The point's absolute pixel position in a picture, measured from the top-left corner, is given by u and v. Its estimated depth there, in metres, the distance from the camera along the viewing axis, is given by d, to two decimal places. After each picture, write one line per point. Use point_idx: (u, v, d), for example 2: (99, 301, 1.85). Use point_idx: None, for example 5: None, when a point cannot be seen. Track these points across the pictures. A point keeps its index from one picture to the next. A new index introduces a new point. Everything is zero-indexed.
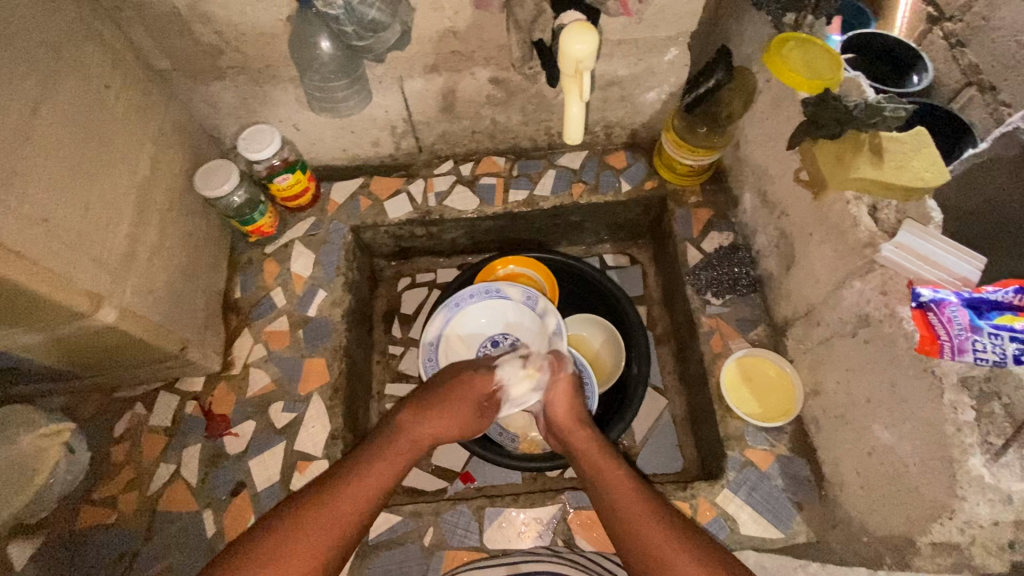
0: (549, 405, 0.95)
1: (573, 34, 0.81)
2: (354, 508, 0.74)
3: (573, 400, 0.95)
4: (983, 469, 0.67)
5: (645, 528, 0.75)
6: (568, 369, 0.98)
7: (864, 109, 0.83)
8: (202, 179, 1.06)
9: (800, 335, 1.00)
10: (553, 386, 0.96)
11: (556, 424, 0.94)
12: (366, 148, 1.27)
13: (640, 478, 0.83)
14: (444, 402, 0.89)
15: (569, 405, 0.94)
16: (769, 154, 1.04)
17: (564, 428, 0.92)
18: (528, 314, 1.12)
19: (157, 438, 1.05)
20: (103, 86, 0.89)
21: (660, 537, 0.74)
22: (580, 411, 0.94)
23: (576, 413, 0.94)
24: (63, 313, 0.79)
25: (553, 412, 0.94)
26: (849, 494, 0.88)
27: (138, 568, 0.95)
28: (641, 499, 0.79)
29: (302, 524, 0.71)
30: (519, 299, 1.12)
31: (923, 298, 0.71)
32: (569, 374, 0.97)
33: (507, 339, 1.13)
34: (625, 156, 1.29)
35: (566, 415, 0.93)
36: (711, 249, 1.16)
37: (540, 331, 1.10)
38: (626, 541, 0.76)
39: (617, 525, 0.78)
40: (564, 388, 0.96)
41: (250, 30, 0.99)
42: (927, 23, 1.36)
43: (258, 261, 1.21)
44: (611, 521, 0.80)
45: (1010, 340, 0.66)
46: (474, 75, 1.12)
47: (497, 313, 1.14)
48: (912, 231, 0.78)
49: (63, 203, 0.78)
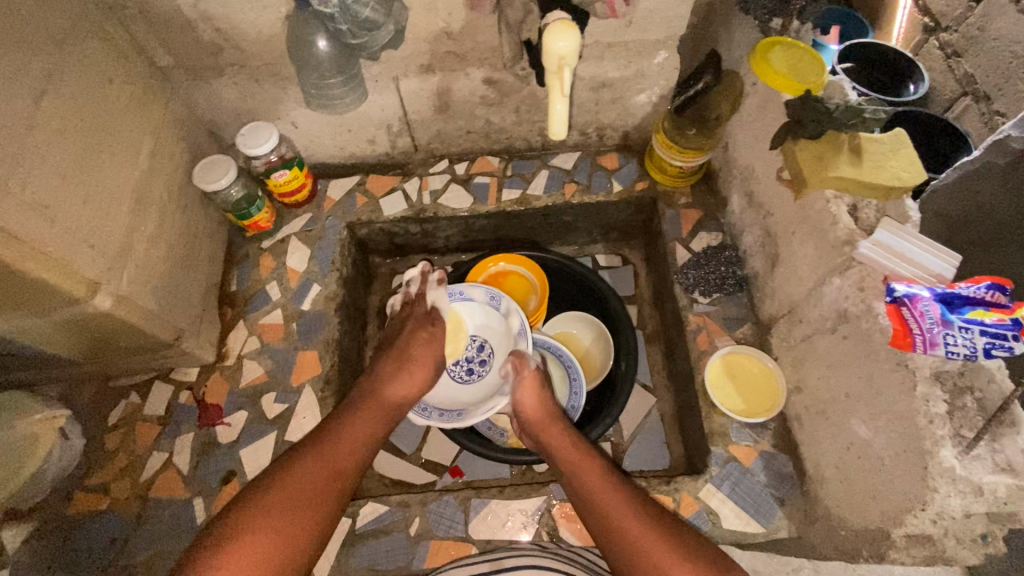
0: (518, 401, 0.98)
1: (555, 32, 0.83)
2: (351, 452, 0.84)
3: (542, 393, 0.99)
4: (954, 461, 0.68)
5: (615, 514, 0.79)
6: (532, 365, 1.01)
7: (844, 111, 0.86)
8: (201, 173, 1.08)
9: (783, 333, 1.01)
10: (520, 382, 0.99)
11: (529, 421, 0.98)
12: (363, 147, 1.29)
13: (612, 468, 0.87)
14: (411, 361, 0.98)
15: (540, 400, 0.98)
16: (756, 154, 1.06)
17: (537, 423, 0.96)
18: (493, 315, 1.13)
19: (151, 426, 1.07)
20: (106, 81, 0.92)
21: (627, 519, 0.78)
22: (551, 405, 0.98)
23: (548, 408, 0.98)
24: (61, 298, 0.81)
25: (524, 408, 0.98)
26: (828, 490, 0.89)
27: (129, 553, 0.97)
28: (612, 485, 0.83)
29: (304, 479, 0.78)
30: (484, 299, 1.13)
31: (896, 293, 0.73)
32: (535, 370, 1.00)
33: (476, 341, 1.14)
34: (617, 157, 1.32)
35: (538, 411, 0.97)
36: (699, 249, 1.18)
37: (506, 330, 1.11)
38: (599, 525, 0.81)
39: (589, 510, 0.83)
40: (531, 383, 0.99)
41: (250, 28, 1.02)
42: (924, 34, 1.37)
43: (255, 255, 1.24)
44: (583, 509, 0.84)
45: (980, 333, 0.67)
46: (468, 75, 1.14)
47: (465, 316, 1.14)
48: (890, 229, 0.79)
49: (62, 191, 0.80)
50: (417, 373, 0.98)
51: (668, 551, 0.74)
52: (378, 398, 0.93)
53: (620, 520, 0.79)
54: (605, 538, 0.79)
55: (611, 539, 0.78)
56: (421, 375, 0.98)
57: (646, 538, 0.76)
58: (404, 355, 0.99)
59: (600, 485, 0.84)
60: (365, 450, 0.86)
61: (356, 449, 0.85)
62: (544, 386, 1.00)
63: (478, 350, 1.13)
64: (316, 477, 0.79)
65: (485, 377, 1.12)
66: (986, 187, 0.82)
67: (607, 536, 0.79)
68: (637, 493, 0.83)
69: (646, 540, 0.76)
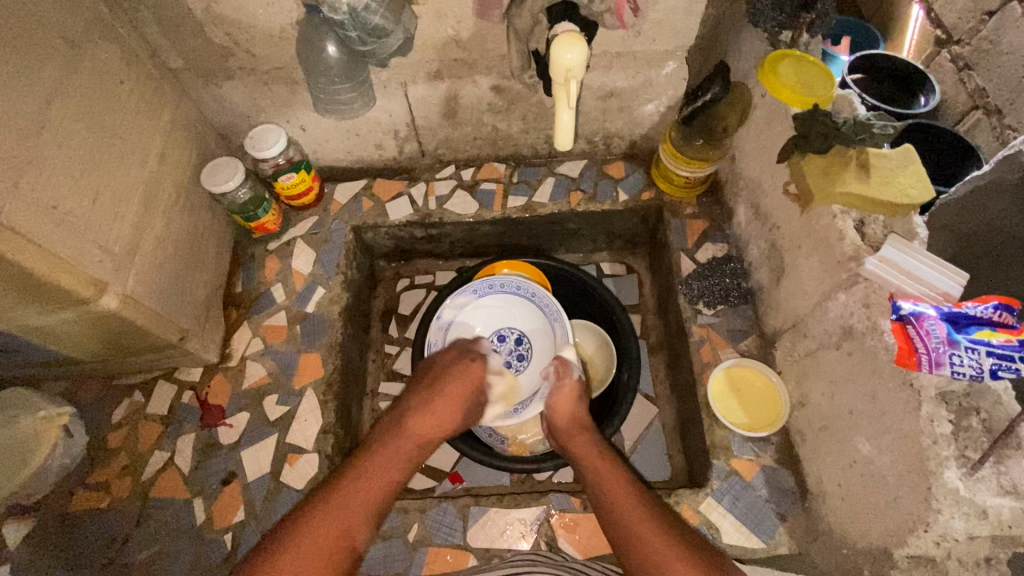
0: (552, 406, 1.01)
1: (563, 43, 0.84)
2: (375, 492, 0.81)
3: (577, 403, 1.00)
4: (958, 482, 0.67)
5: (632, 521, 0.79)
6: (575, 374, 1.03)
7: (852, 125, 0.86)
8: (208, 175, 1.09)
9: (787, 346, 1.01)
10: (558, 389, 1.01)
11: (559, 428, 0.99)
12: (370, 151, 1.30)
13: (637, 480, 0.87)
14: (438, 393, 0.96)
15: (573, 409, 1.00)
16: (763, 166, 1.06)
17: (566, 430, 0.98)
18: (536, 311, 1.20)
19: (153, 425, 1.07)
20: (118, 82, 0.93)
21: (648, 534, 0.77)
22: (581, 416, 0.99)
23: (580, 417, 0.99)
24: (67, 299, 0.82)
25: (557, 414, 1.00)
26: (830, 506, 0.88)
27: (127, 553, 0.97)
28: (634, 495, 0.83)
29: (318, 526, 0.76)
30: (524, 294, 1.20)
31: (902, 311, 0.73)
32: (575, 379, 1.02)
33: (515, 335, 1.20)
34: (624, 166, 1.31)
35: (569, 420, 0.98)
36: (704, 260, 1.17)
37: (545, 324, 1.19)
38: (619, 536, 0.80)
39: (610, 523, 0.82)
40: (570, 390, 1.01)
41: (261, 33, 1.03)
42: (935, 47, 1.35)
43: (261, 257, 1.24)
44: (603, 516, 0.84)
45: (986, 354, 0.66)
46: (476, 83, 1.15)
47: (501, 309, 1.21)
48: (896, 246, 0.79)
49: (72, 191, 0.81)
50: (448, 410, 0.96)
51: (683, 564, 0.74)
52: (405, 433, 0.90)
53: (637, 527, 0.78)
54: (621, 545, 0.79)
55: (627, 546, 0.78)
56: (447, 411, 0.96)
57: (662, 553, 0.75)
58: (435, 388, 0.97)
59: (622, 494, 0.84)
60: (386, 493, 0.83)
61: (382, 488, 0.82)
62: (581, 397, 1.02)
63: (516, 343, 1.19)
64: (335, 519, 0.77)
65: (523, 373, 1.17)
66: (998, 203, 0.79)
67: (624, 541, 0.79)
68: (659, 506, 0.82)
69: (663, 550, 0.75)
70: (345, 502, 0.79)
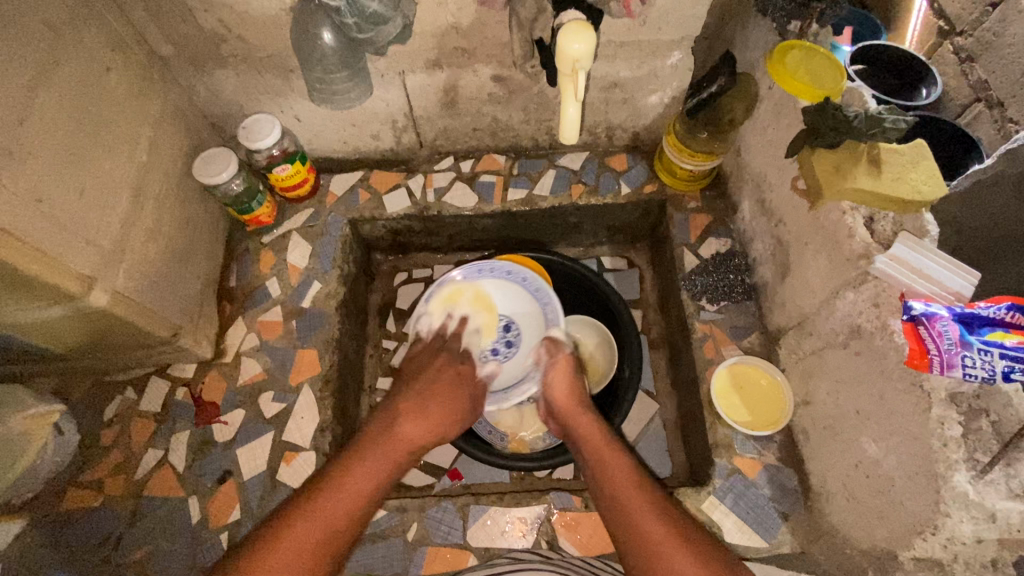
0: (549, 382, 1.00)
1: (571, 33, 0.81)
2: (352, 501, 0.74)
3: (573, 380, 0.99)
4: (968, 486, 0.66)
5: (637, 506, 0.77)
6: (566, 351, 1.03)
7: (864, 120, 0.85)
8: (201, 166, 1.06)
9: (792, 344, 1.00)
10: (553, 365, 1.01)
11: (558, 408, 0.96)
12: (367, 142, 1.27)
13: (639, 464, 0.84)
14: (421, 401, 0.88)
15: (569, 385, 0.98)
16: (769, 161, 1.04)
17: (566, 408, 0.94)
18: (522, 292, 1.17)
19: (146, 423, 1.05)
20: (103, 69, 0.89)
21: (654, 526, 0.74)
22: (581, 395, 0.97)
23: (578, 396, 0.97)
24: (53, 294, 0.79)
25: (555, 394, 0.97)
26: (834, 507, 0.87)
27: (120, 553, 0.95)
28: (642, 479, 0.80)
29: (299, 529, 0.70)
30: (506, 273, 1.18)
31: (914, 311, 0.70)
32: (569, 355, 1.02)
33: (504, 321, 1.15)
34: (626, 159, 1.29)
35: (568, 398, 0.96)
36: (707, 256, 1.16)
37: (538, 308, 1.15)
38: (622, 526, 0.76)
39: (613, 512, 0.78)
40: (564, 369, 1.00)
41: (254, 18, 1.00)
42: (938, 37, 1.33)
43: (255, 250, 1.21)
44: (604, 502, 0.80)
45: (999, 356, 0.65)
46: (476, 72, 1.12)
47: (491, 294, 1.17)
48: (907, 244, 0.78)
49: (59, 185, 0.78)
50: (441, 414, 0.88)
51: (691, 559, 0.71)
52: (390, 436, 0.82)
53: (642, 517, 0.75)
54: (626, 536, 0.75)
55: (633, 538, 0.74)
56: (424, 424, 0.85)
57: (669, 542, 0.72)
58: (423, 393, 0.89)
59: (626, 478, 0.80)
60: (366, 497, 0.75)
61: (359, 498, 0.75)
62: (576, 374, 1.01)
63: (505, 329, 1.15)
64: (310, 532, 0.70)
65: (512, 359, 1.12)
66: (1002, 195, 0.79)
67: (628, 532, 0.75)
68: (663, 494, 0.79)
69: (675, 547, 0.72)
70: (318, 512, 0.72)
